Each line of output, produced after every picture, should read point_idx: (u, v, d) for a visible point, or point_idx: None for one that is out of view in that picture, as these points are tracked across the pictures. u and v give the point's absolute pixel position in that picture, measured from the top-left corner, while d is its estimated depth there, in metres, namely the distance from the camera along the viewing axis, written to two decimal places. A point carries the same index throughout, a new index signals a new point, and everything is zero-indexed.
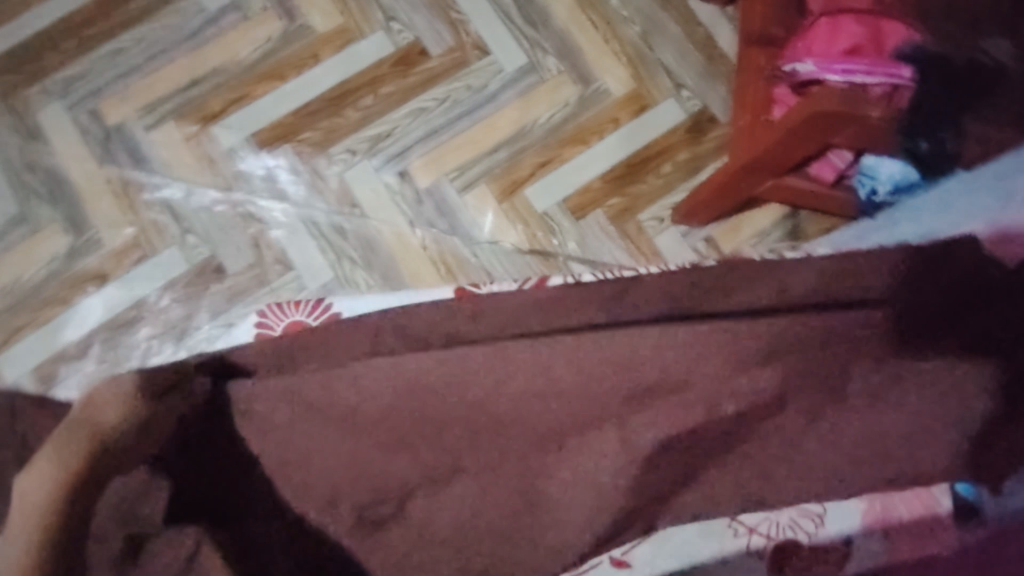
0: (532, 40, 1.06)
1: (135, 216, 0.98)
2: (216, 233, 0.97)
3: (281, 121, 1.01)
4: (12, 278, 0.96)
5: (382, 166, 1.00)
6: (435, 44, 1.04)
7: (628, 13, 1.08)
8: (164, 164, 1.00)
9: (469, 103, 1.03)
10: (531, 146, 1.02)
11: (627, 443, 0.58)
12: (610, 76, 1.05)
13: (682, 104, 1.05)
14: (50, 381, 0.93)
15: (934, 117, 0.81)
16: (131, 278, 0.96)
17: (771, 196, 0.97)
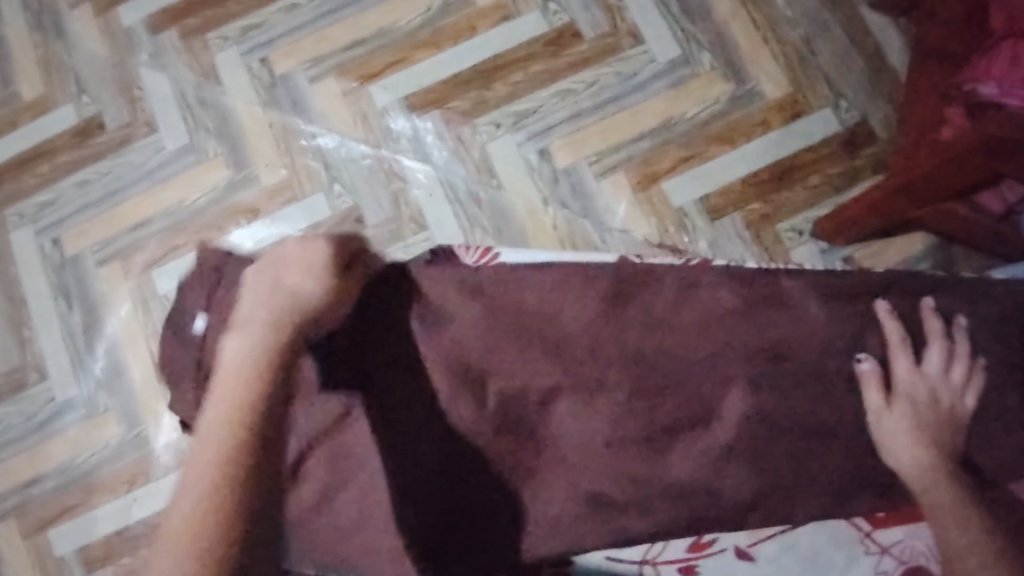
0: (688, 34, 1.04)
1: (290, 159, 1.04)
2: (360, 185, 1.02)
3: (433, 88, 1.04)
4: (177, 201, 1.05)
5: (524, 142, 1.01)
6: (589, 28, 1.04)
7: (792, 15, 1.05)
8: (320, 115, 1.05)
9: (616, 90, 1.03)
10: (674, 140, 1.02)
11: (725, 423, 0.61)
12: (764, 77, 1.03)
13: (837, 117, 1.02)
14: None
15: None
16: (278, 216, 1.03)
17: (931, 223, 0.92)
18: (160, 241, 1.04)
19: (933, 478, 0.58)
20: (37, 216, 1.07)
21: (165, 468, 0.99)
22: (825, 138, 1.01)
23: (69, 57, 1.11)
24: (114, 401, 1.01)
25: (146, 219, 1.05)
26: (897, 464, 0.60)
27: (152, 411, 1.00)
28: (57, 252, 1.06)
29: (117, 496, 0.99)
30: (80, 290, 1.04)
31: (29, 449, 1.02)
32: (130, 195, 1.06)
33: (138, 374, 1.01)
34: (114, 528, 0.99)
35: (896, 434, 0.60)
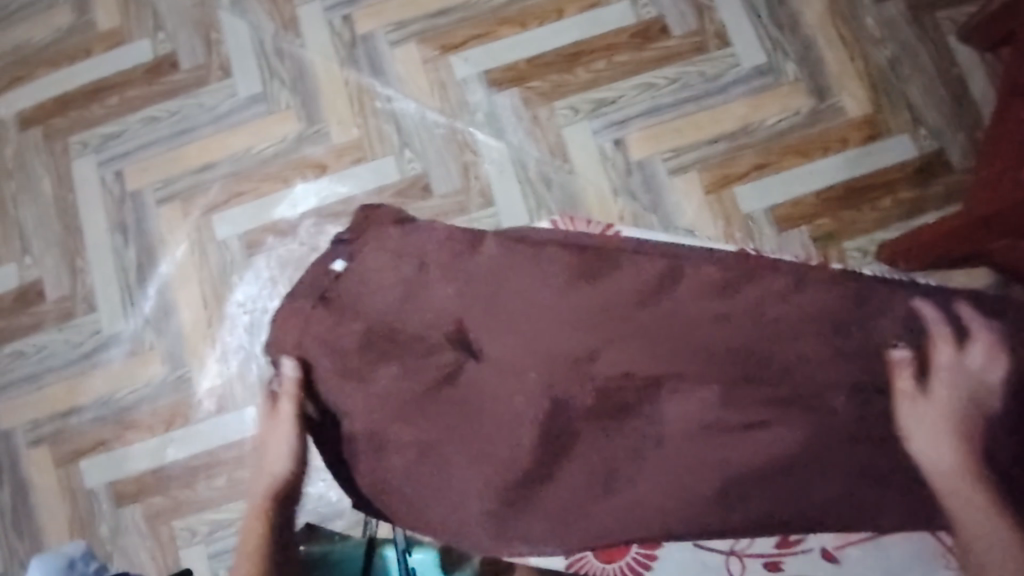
0: (775, 42, 1.04)
1: (363, 120, 1.03)
2: (431, 154, 1.02)
3: (515, 65, 1.03)
4: (244, 148, 1.04)
5: (600, 131, 1.01)
6: (678, 24, 1.04)
7: (880, 36, 1.04)
8: (398, 80, 1.04)
9: (698, 89, 1.02)
10: (750, 146, 1.01)
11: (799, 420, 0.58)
12: (846, 94, 1.03)
13: (914, 143, 1.01)
14: (256, 247, 1.01)
15: None
16: (345, 175, 1.02)
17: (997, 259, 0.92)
18: (223, 186, 1.03)
19: (961, 474, 0.54)
20: (101, 147, 1.06)
21: (206, 413, 0.98)
22: (900, 163, 1.01)
23: None
24: (160, 340, 1.01)
25: (212, 162, 1.03)
26: (922, 455, 0.55)
27: (197, 354, 1.00)
28: (117, 186, 1.05)
29: (153, 436, 0.99)
30: (137, 226, 1.03)
31: (70, 377, 1.02)
32: (196, 137, 1.05)
33: (187, 316, 1.00)
34: (147, 467, 0.98)
35: (921, 422, 0.56)
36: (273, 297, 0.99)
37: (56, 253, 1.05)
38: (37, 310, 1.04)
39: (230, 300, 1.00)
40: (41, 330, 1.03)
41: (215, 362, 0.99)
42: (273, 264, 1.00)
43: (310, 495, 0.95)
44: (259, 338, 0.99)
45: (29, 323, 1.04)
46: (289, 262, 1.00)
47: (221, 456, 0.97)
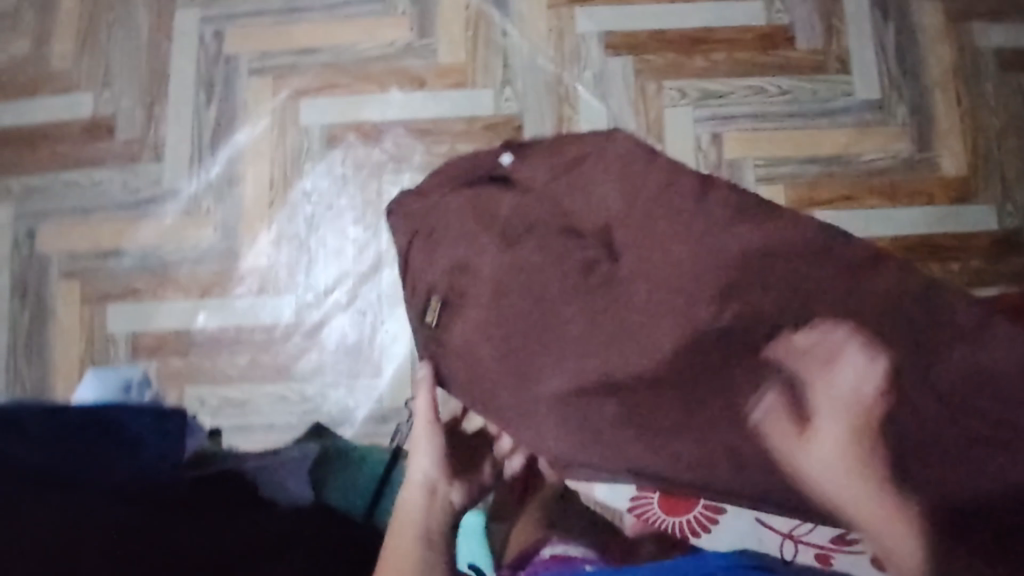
0: (893, 82, 1.03)
1: (473, 46, 1.02)
2: (530, 98, 1.00)
3: (636, 34, 1.02)
4: (348, 43, 1.02)
5: (702, 120, 1.00)
6: (804, 38, 1.03)
7: (995, 105, 1.04)
8: (517, 17, 1.03)
9: (807, 107, 1.02)
10: (842, 176, 1.01)
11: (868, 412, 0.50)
12: (946, 151, 1.03)
13: (1000, 217, 1.01)
14: (335, 142, 1.00)
15: None
16: (441, 96, 1.01)
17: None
18: (319, 74, 1.01)
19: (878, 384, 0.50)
20: (208, 3, 1.05)
21: (245, 289, 0.98)
22: (980, 232, 1.01)
23: None
24: (218, 207, 1.00)
25: (313, 48, 1.02)
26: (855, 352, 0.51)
27: (250, 230, 0.99)
28: (215, 45, 1.03)
29: (187, 298, 0.98)
30: (224, 90, 1.02)
31: (119, 220, 1.01)
32: (305, 19, 1.03)
33: (251, 191, 0.99)
34: (173, 327, 0.98)
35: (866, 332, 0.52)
36: (340, 195, 0.98)
37: (137, 95, 1.03)
38: (103, 146, 1.03)
39: (297, 186, 0.99)
40: (102, 165, 1.02)
41: (266, 243, 0.98)
42: (348, 162, 0.99)
43: (328, 397, 0.94)
44: (315, 232, 0.98)
45: (92, 155, 1.03)
46: (365, 166, 0.99)
47: (248, 334, 0.97)
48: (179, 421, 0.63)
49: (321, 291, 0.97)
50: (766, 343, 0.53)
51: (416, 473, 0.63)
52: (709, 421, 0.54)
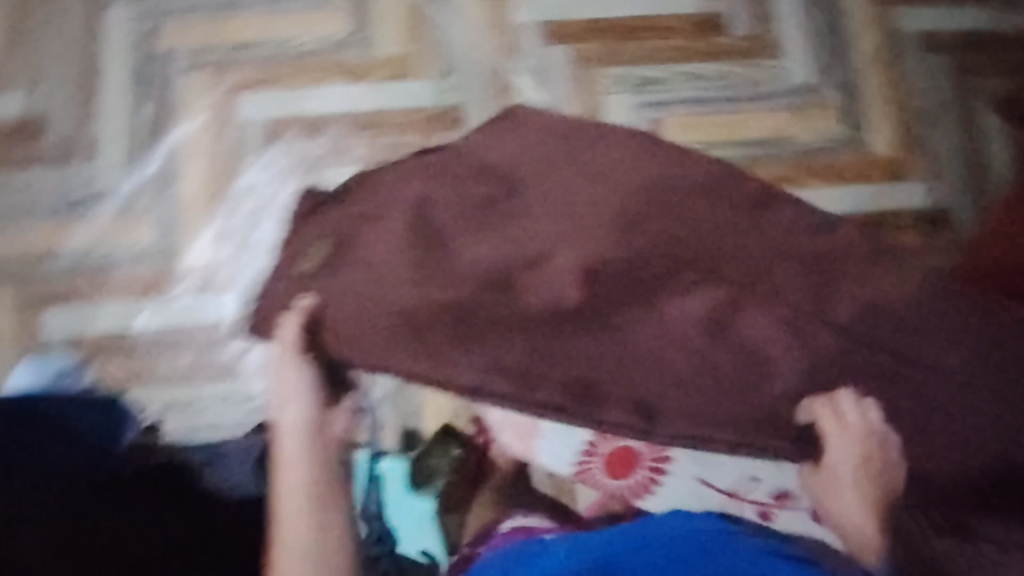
0: (824, 65, 1.07)
1: (412, 38, 1.02)
2: (471, 88, 1.01)
3: (575, 23, 1.04)
4: (285, 36, 1.01)
5: (640, 107, 1.02)
6: (736, 25, 1.06)
7: (920, 85, 1.08)
8: (456, 8, 1.04)
9: (741, 92, 1.04)
10: (779, 157, 1.03)
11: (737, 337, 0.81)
12: (877, 131, 1.06)
13: (929, 193, 1.05)
14: (275, 136, 0.99)
15: None
16: (381, 87, 1.01)
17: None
18: (256, 68, 1.00)
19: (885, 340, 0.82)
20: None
21: (185, 290, 0.95)
22: (911, 208, 1.04)
23: None
24: (156, 206, 0.97)
25: (250, 42, 1.00)
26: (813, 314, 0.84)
27: (190, 229, 0.97)
28: (148, 42, 1.01)
29: (127, 299, 0.95)
30: (159, 87, 0.99)
31: (50, 222, 0.97)
32: (240, 14, 1.01)
33: (190, 188, 0.97)
34: (111, 330, 0.94)
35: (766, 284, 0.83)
36: (282, 189, 0.97)
37: (68, 94, 1.00)
38: (32, 147, 0.99)
39: (238, 181, 0.97)
40: (32, 167, 0.98)
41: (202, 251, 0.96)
42: (290, 156, 0.98)
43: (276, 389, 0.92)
44: (258, 227, 0.97)
45: (20, 157, 0.99)
46: (307, 158, 0.98)
47: (191, 335, 0.94)
48: (120, 414, 0.80)
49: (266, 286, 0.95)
50: (684, 278, 0.82)
51: (290, 473, 0.70)
52: (667, 363, 0.79)
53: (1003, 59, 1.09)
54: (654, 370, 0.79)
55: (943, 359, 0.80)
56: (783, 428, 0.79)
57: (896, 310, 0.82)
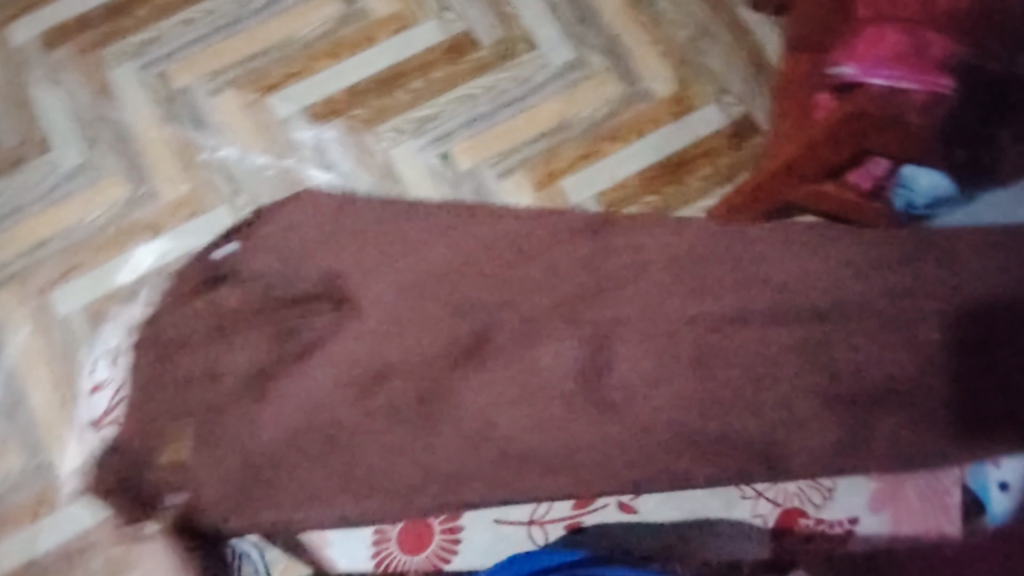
0: (580, 36, 1.08)
1: (191, 174, 1.03)
2: (265, 197, 1.02)
3: (333, 96, 1.05)
4: (74, 222, 1.02)
5: (426, 147, 1.03)
6: (485, 34, 1.08)
7: (676, 18, 1.10)
8: (221, 128, 1.05)
9: (515, 93, 1.06)
10: (573, 138, 1.05)
11: (619, 371, 0.87)
12: (654, 76, 1.08)
13: (725, 110, 1.07)
14: (99, 318, 0.99)
15: (967, 132, 0.84)
16: (181, 230, 1.02)
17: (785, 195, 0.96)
18: (59, 262, 1.01)
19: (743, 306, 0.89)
20: None
21: (58, 511, 0.95)
22: (715, 132, 1.07)
23: None
24: (15, 428, 0.97)
25: (43, 239, 1.02)
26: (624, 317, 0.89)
27: (55, 437, 0.97)
28: None
29: (22, 527, 0.94)
30: None
31: None
32: (23, 217, 1.02)
33: (40, 398, 0.98)
34: (16, 564, 0.93)
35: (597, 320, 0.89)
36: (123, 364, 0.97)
37: None
38: None
39: (81, 375, 0.98)
40: None
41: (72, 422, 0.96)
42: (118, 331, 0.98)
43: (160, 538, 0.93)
44: None
45: None
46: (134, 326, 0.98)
47: (85, 546, 0.93)
48: None
49: None
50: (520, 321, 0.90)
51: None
52: (554, 426, 0.85)
53: None
54: (545, 433, 0.85)
55: (765, 329, 0.87)
56: (706, 425, 0.84)
57: (740, 310, 0.88)
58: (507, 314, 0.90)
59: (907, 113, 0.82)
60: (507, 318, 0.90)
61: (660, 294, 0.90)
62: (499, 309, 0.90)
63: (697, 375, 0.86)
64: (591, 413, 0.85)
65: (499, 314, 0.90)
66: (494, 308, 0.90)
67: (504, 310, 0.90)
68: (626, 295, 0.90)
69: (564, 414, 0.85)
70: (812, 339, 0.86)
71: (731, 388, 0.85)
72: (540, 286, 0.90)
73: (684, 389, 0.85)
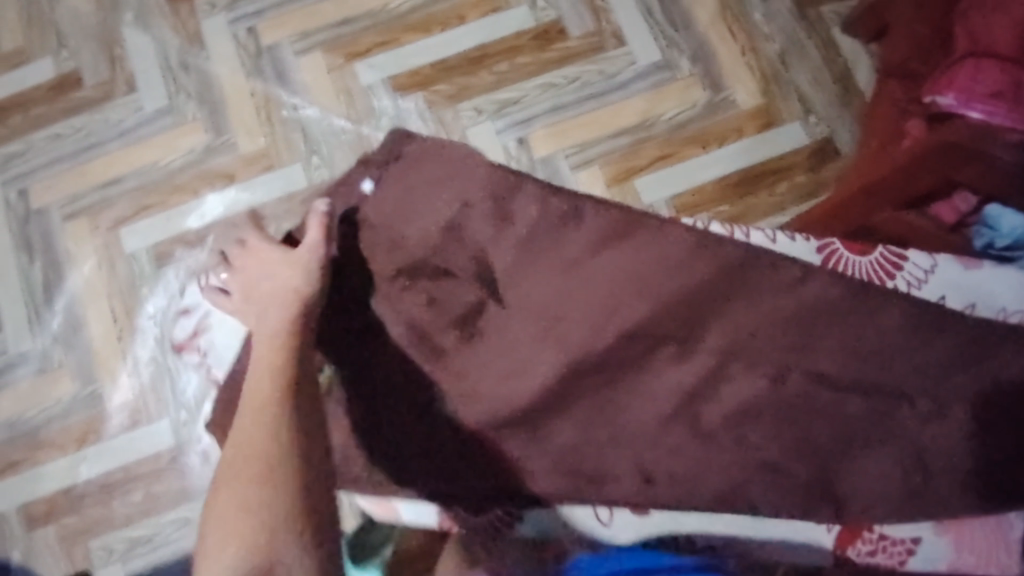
0: (670, 39, 1.08)
1: (271, 129, 1.04)
2: (340, 160, 1.03)
3: (418, 70, 1.06)
4: (150, 162, 1.03)
5: (504, 130, 1.03)
6: (575, 26, 1.07)
7: (769, 31, 1.09)
8: (305, 88, 1.06)
9: (599, 87, 1.05)
10: (651, 139, 1.04)
11: (734, 390, 0.68)
12: (739, 87, 1.07)
13: (808, 129, 1.06)
14: (164, 260, 1.00)
15: None
16: (253, 183, 1.03)
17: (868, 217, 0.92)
18: (130, 200, 1.02)
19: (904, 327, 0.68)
20: (4, 165, 1.04)
21: (99, 445, 0.96)
22: (795, 149, 1.05)
23: (53, 11, 1.09)
24: (69, 357, 0.99)
25: (118, 176, 1.03)
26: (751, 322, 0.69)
27: (108, 369, 0.98)
28: (22, 203, 1.03)
29: (67, 453, 0.96)
30: (45, 244, 1.02)
31: None
32: (102, 152, 1.04)
33: (96, 330, 0.99)
34: (59, 487, 0.96)
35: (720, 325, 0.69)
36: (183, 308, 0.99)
37: None
38: None
39: (141, 313, 0.99)
40: None
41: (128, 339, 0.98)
42: (183, 275, 1.00)
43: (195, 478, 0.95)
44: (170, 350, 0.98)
45: None
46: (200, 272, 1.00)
47: (127, 480, 0.96)
48: None
49: (192, 406, 0.96)
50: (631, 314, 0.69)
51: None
52: (657, 444, 0.67)
53: None
54: (659, 449, 0.67)
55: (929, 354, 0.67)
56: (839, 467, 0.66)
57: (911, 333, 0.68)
58: (611, 302, 0.69)
59: (991, 147, 0.75)
60: (613, 311, 0.69)
61: (807, 308, 0.69)
62: (618, 297, 0.70)
63: (846, 407, 0.67)
64: (701, 437, 0.67)
65: (605, 298, 0.69)
66: (587, 293, 0.69)
67: (612, 296, 0.69)
68: (751, 300, 0.69)
69: (668, 434, 0.67)
70: (978, 355, 0.67)
71: (880, 425, 0.66)
72: (632, 261, 0.70)
73: (826, 420, 0.67)
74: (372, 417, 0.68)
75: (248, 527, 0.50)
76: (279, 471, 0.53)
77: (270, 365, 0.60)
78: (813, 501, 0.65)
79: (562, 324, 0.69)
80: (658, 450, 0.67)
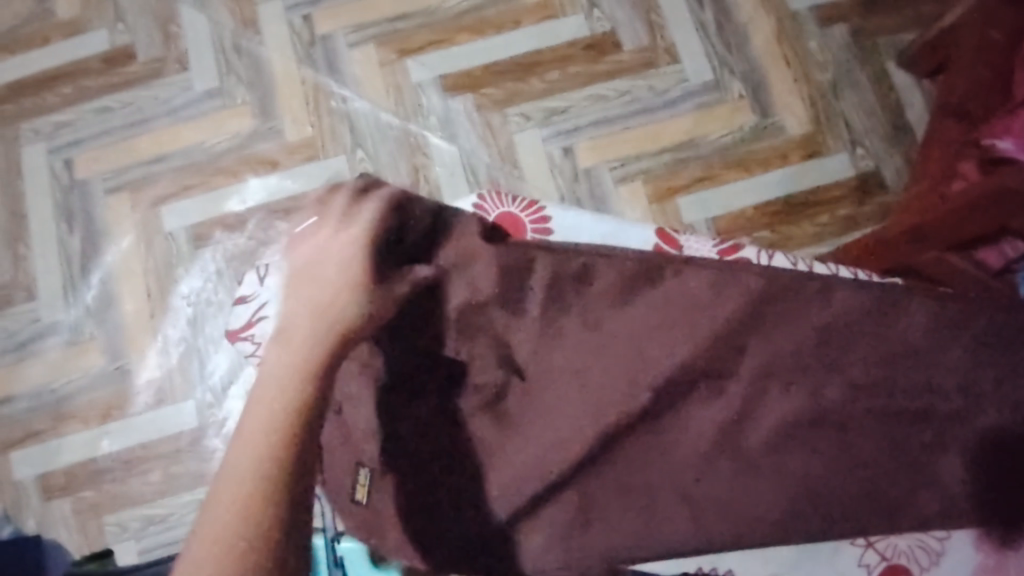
0: (723, 60, 1.07)
1: (317, 119, 1.04)
2: (384, 155, 1.03)
3: (469, 71, 1.06)
4: (196, 142, 1.04)
5: (550, 138, 1.03)
6: (629, 40, 1.07)
7: (823, 60, 1.08)
8: (354, 81, 1.06)
9: (648, 103, 1.05)
10: (696, 159, 1.04)
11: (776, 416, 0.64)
12: (789, 114, 1.06)
13: (855, 161, 1.05)
14: (202, 241, 1.00)
15: None
16: (296, 171, 1.02)
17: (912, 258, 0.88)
18: (172, 178, 1.02)
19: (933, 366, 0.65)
20: (52, 134, 1.05)
21: (122, 421, 0.96)
22: (840, 180, 1.04)
23: None
24: (100, 330, 0.99)
25: (163, 153, 1.03)
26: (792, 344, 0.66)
27: (137, 346, 0.98)
28: (66, 173, 1.04)
29: (89, 427, 0.96)
30: (84, 216, 1.02)
31: (3, 367, 0.99)
32: (149, 129, 1.04)
33: (129, 306, 0.99)
34: (79, 460, 0.95)
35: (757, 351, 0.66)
36: (218, 291, 0.99)
37: None
38: None
39: (174, 292, 0.99)
40: None
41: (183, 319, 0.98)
42: (220, 258, 1.00)
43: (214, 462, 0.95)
44: (200, 332, 0.98)
45: None
46: (237, 257, 1.00)
47: (148, 459, 0.95)
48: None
49: (218, 390, 0.96)
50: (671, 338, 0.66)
51: None
52: (696, 473, 0.63)
53: (902, 16, 1.09)
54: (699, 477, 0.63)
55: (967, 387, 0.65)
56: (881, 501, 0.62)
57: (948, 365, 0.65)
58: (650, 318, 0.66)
59: None
60: (651, 329, 0.66)
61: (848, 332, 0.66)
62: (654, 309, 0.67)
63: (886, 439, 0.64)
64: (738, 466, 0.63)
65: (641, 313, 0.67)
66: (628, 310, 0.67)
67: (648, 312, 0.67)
68: (794, 329, 0.66)
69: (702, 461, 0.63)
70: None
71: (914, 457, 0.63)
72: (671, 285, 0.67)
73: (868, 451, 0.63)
74: (400, 427, 0.65)
75: (243, 545, 0.42)
76: (290, 451, 0.46)
77: (295, 347, 0.54)
78: (854, 511, 0.62)
79: (576, 366, 0.66)
80: (698, 474, 0.63)
